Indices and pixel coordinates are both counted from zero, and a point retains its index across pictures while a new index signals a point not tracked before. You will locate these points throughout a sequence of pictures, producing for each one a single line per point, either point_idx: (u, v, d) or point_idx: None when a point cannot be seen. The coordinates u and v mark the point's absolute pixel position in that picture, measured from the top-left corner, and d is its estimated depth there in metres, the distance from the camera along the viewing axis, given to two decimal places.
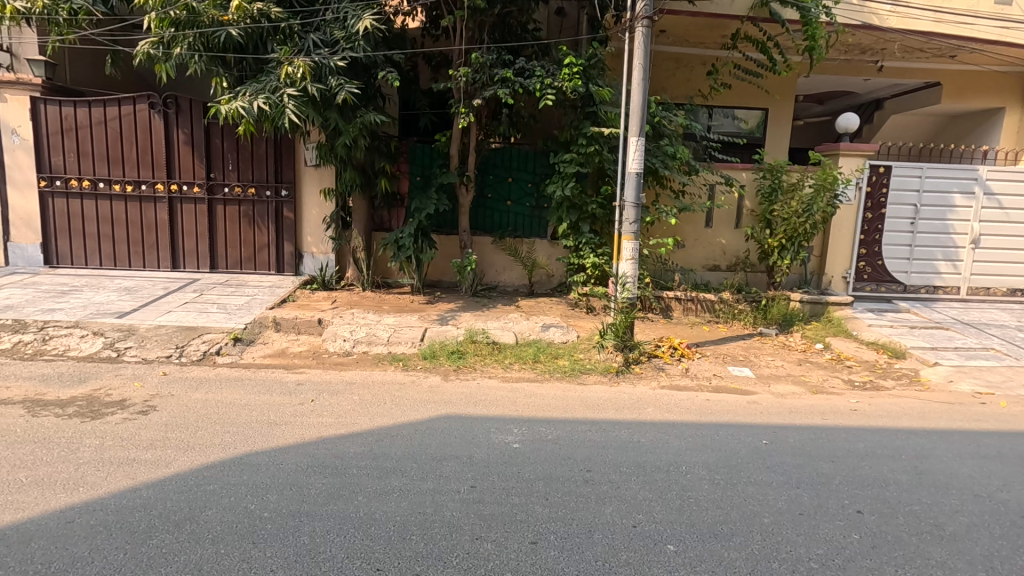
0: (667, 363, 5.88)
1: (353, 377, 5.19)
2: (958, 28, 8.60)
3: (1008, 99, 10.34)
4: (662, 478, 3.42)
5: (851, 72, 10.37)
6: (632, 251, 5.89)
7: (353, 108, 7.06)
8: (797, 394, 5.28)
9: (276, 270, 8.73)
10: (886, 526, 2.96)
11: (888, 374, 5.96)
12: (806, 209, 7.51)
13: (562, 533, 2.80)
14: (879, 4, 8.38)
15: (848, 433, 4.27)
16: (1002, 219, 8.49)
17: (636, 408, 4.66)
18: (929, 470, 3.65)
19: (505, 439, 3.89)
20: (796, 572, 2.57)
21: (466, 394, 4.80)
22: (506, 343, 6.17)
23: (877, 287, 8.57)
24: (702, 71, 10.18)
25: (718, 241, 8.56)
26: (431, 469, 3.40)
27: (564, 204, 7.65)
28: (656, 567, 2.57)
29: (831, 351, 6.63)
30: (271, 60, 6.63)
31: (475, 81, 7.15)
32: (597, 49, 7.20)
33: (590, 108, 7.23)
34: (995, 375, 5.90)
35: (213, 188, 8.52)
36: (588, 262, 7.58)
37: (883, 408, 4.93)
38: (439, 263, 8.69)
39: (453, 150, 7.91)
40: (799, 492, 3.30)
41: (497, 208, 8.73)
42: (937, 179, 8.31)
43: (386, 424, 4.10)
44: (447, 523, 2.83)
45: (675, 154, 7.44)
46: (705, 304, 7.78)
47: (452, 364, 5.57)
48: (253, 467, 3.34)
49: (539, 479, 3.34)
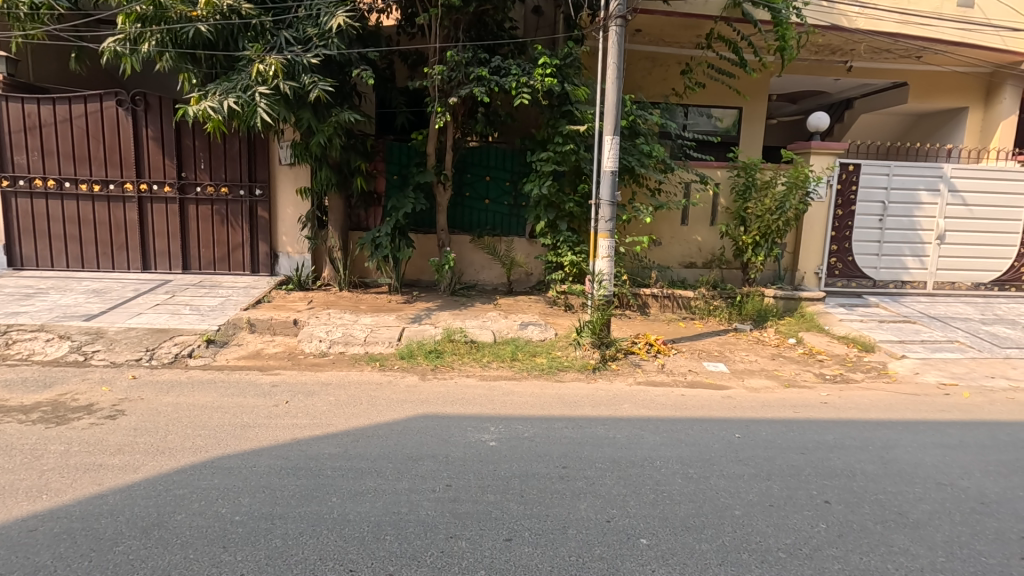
0: (643, 359, 5.96)
1: (329, 377, 5.14)
2: (921, 30, 8.86)
3: (972, 100, 10.68)
4: (636, 473, 3.46)
5: (822, 72, 10.57)
6: (608, 249, 5.94)
7: (327, 106, 6.98)
8: (770, 388, 5.39)
9: (251, 270, 8.60)
10: (852, 515, 3.05)
11: (858, 367, 6.11)
12: (779, 206, 7.65)
13: (537, 529, 2.81)
14: (848, 6, 8.57)
15: (818, 426, 4.37)
16: (966, 216, 8.72)
17: (611, 404, 4.70)
18: (894, 460, 3.76)
19: (482, 437, 3.90)
20: (766, 562, 2.62)
21: (443, 394, 4.79)
22: (484, 342, 6.18)
23: (848, 282, 8.78)
24: (677, 71, 10.30)
25: (694, 238, 8.66)
26: (407, 468, 3.39)
27: (542, 202, 7.70)
28: (629, 561, 2.60)
29: (803, 346, 6.77)
30: (243, 57, 6.54)
31: (450, 80, 7.13)
32: (572, 47, 7.24)
33: (566, 107, 7.25)
34: (959, 367, 6.09)
35: (185, 188, 8.36)
36: (566, 260, 7.62)
37: (852, 400, 5.06)
38: (416, 262, 8.66)
39: (430, 149, 7.86)
40: (770, 484, 3.36)
41: (476, 206, 8.73)
42: (905, 177, 8.53)
43: (363, 425, 4.07)
44: (422, 522, 2.83)
45: (650, 152, 7.51)
46: (680, 301, 7.90)
47: (430, 363, 5.56)
48: (226, 470, 3.29)
49: (515, 476, 3.35)
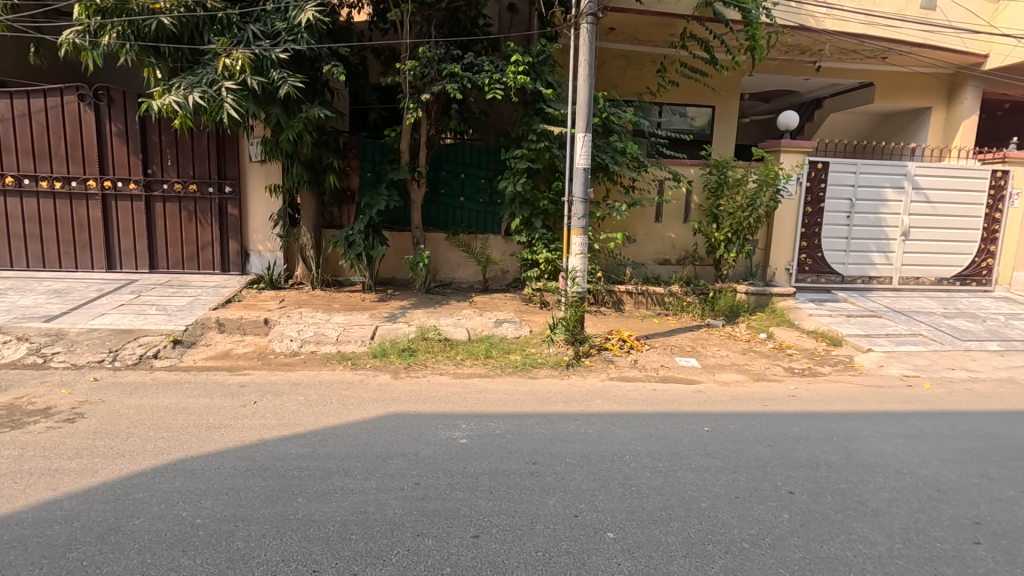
0: (617, 355, 6.01)
1: (299, 377, 5.07)
2: (885, 31, 9.11)
3: (935, 100, 11.00)
4: (606, 467, 3.48)
5: (792, 72, 10.74)
6: (581, 246, 5.97)
7: (297, 102, 6.88)
8: (739, 382, 5.49)
9: (220, 270, 8.44)
10: (815, 504, 3.11)
11: (826, 361, 6.25)
12: (750, 204, 7.77)
13: (505, 526, 2.81)
14: (815, 7, 8.76)
15: (785, 418, 4.46)
16: (929, 213, 8.96)
17: (584, 400, 4.73)
18: (857, 450, 3.85)
19: (453, 435, 3.89)
20: (730, 552, 2.66)
21: (416, 392, 4.76)
22: (458, 339, 6.16)
23: (817, 278, 8.96)
24: (651, 70, 10.37)
25: (667, 235, 8.76)
26: (376, 467, 3.36)
27: (517, 199, 7.71)
28: (596, 554, 2.61)
29: (773, 340, 6.88)
30: (208, 51, 6.40)
31: (423, 76, 7.10)
32: (545, 44, 7.25)
33: (540, 104, 7.26)
34: (921, 360, 6.27)
35: (151, 185, 8.16)
36: (541, 257, 7.65)
37: (819, 393, 5.16)
38: (391, 261, 8.60)
39: (404, 145, 7.81)
40: (736, 476, 3.41)
41: (451, 204, 8.71)
42: (871, 175, 8.73)
43: (332, 424, 4.02)
44: (389, 521, 2.81)
45: (624, 149, 7.55)
46: (654, 298, 7.99)
47: (403, 361, 5.52)
48: (188, 472, 3.22)
49: (485, 474, 3.34)
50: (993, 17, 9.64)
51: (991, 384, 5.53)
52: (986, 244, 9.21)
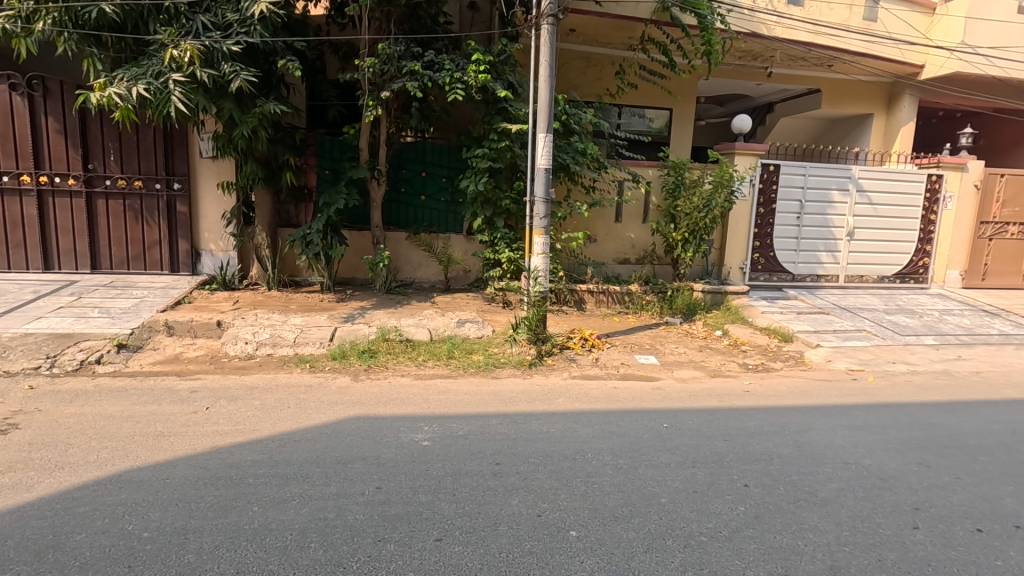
0: (578, 354, 6.07)
1: (255, 381, 4.91)
2: (831, 40, 9.55)
3: (877, 106, 11.57)
4: (568, 466, 3.52)
5: (746, 77, 11.09)
6: (543, 246, 6.00)
7: (251, 96, 6.66)
8: (697, 378, 5.63)
9: (169, 270, 8.08)
10: (769, 496, 3.22)
11: (778, 356, 6.49)
12: (706, 205, 7.97)
13: (467, 528, 2.80)
14: (767, 15, 9.10)
15: (740, 413, 4.60)
16: (872, 215, 9.40)
17: (547, 399, 4.76)
18: (808, 443, 4.01)
19: (415, 437, 3.84)
20: (688, 546, 2.72)
21: (377, 394, 4.69)
22: (420, 340, 6.10)
23: (769, 276, 9.29)
24: (610, 71, 10.52)
25: (627, 235, 8.91)
26: (336, 472, 3.29)
27: (479, 199, 7.70)
28: (559, 554, 2.63)
29: (728, 337, 7.10)
30: (154, 42, 6.11)
31: (383, 73, 6.97)
32: (506, 44, 7.26)
33: (501, 103, 7.24)
34: (865, 354, 6.58)
35: (92, 181, 7.74)
36: (503, 256, 7.67)
37: (771, 388, 5.36)
38: (350, 260, 8.44)
39: (363, 143, 7.68)
40: (695, 472, 3.50)
41: (412, 202, 8.63)
42: (819, 178, 9.11)
43: (290, 429, 3.91)
44: (349, 527, 2.75)
45: (584, 150, 7.62)
46: (615, 296, 8.12)
47: (363, 364, 5.42)
48: (134, 484, 3.07)
49: (448, 476, 3.32)
50: (929, 29, 10.25)
51: (928, 376, 5.87)
52: (924, 244, 9.74)
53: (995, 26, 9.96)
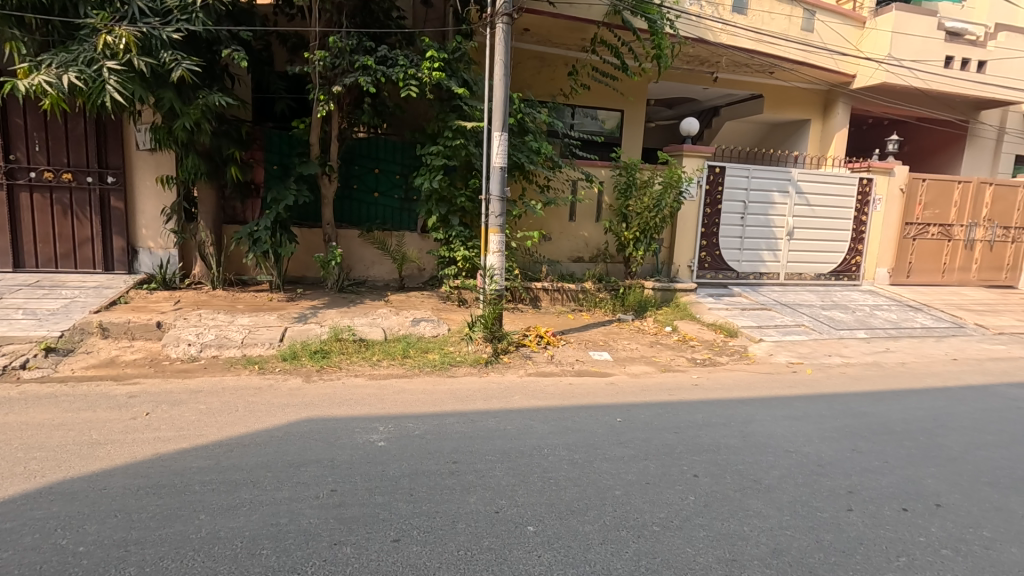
0: (534, 351, 6.13)
1: (200, 384, 4.71)
2: (772, 48, 10.00)
3: (814, 113, 12.20)
4: (525, 462, 3.55)
5: (693, 81, 11.46)
6: (499, 244, 6.02)
7: (193, 87, 6.37)
8: (648, 373, 5.80)
9: (102, 268, 7.62)
10: (717, 485, 3.36)
11: (724, 351, 6.76)
12: (656, 205, 8.20)
13: (425, 527, 2.78)
14: (713, 22, 9.45)
15: (689, 406, 4.77)
16: (810, 215, 9.91)
17: (503, 396, 4.79)
18: (752, 433, 4.21)
19: (371, 438, 3.78)
20: (642, 537, 2.80)
21: (330, 395, 4.59)
22: (374, 340, 6.01)
23: (715, 274, 9.64)
24: (564, 72, 10.65)
25: (581, 234, 9.05)
26: (288, 476, 3.21)
27: (433, 196, 7.62)
28: (517, 549, 2.65)
29: (677, 333, 7.33)
30: (84, 26, 5.77)
31: (334, 67, 6.82)
32: (460, 41, 7.23)
33: (456, 101, 7.22)
34: (804, 348, 6.95)
35: (14, 173, 7.21)
36: (458, 255, 7.66)
37: (718, 381, 5.58)
38: (300, 258, 8.21)
39: (314, 138, 7.48)
40: (647, 464, 3.61)
41: (365, 199, 8.48)
42: (761, 180, 9.53)
43: (238, 433, 3.78)
44: (303, 531, 2.69)
45: (539, 149, 7.68)
46: (569, 294, 8.24)
47: (315, 364, 5.29)
48: (68, 496, 2.90)
49: (405, 476, 3.29)
50: (859, 42, 10.89)
51: (860, 368, 6.26)
52: (855, 243, 10.36)
53: (918, 40, 10.72)
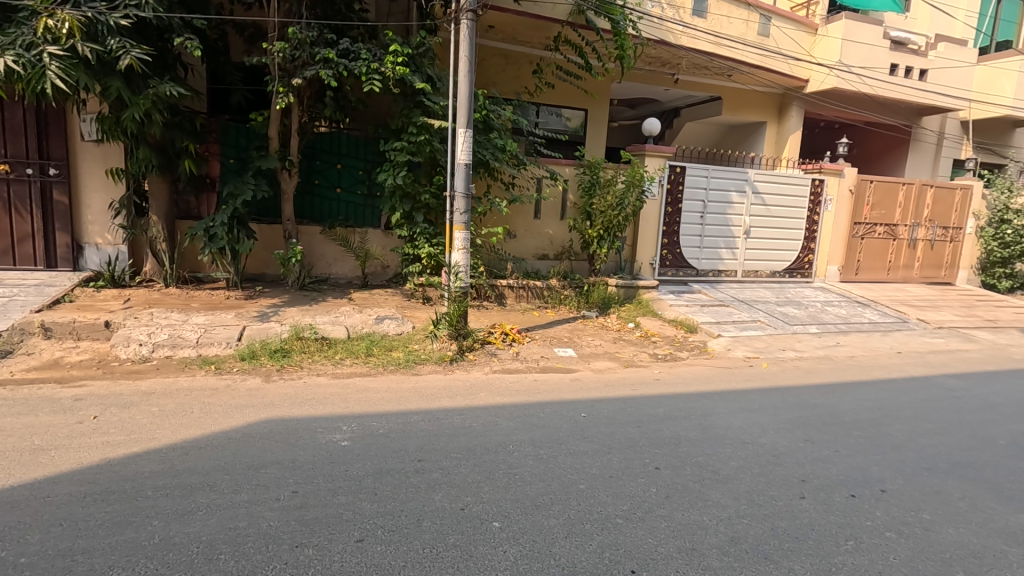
0: (499, 349, 6.15)
1: (152, 386, 4.53)
2: (730, 52, 10.27)
3: (769, 115, 12.60)
4: (491, 459, 3.56)
5: (655, 82, 11.67)
6: (463, 241, 6.01)
7: (143, 76, 6.10)
8: (612, 368, 5.90)
9: (44, 265, 7.23)
10: (678, 477, 3.45)
11: (685, 346, 6.93)
12: (619, 203, 8.34)
13: (390, 526, 2.76)
14: (674, 24, 9.64)
15: (651, 400, 4.88)
16: (766, 215, 10.24)
17: (469, 394, 4.79)
18: (711, 425, 4.33)
19: (333, 438, 3.72)
20: (605, 529, 2.85)
21: (291, 395, 4.49)
22: (337, 338, 5.90)
23: (676, 271, 9.86)
24: (529, 70, 10.68)
25: (546, 231, 9.10)
26: (248, 479, 3.12)
27: (397, 192, 7.52)
28: (482, 545, 2.66)
29: (640, 329, 7.48)
30: (22, 8, 5.45)
31: (293, 59, 6.66)
32: (425, 37, 7.17)
33: (420, 96, 7.14)
34: (760, 343, 7.19)
35: None
36: (423, 252, 7.59)
37: (679, 376, 5.72)
38: (258, 255, 7.99)
39: (273, 132, 7.28)
40: (610, 457, 3.67)
41: (327, 195, 8.30)
42: (720, 180, 9.79)
43: (193, 436, 3.65)
44: (263, 535, 2.63)
45: (504, 147, 7.67)
46: (534, 291, 8.27)
47: (275, 364, 5.16)
48: (7, 505, 2.74)
49: (368, 475, 3.24)
50: (811, 48, 11.31)
51: (812, 361, 6.52)
52: (808, 242, 10.77)
53: (866, 48, 11.21)
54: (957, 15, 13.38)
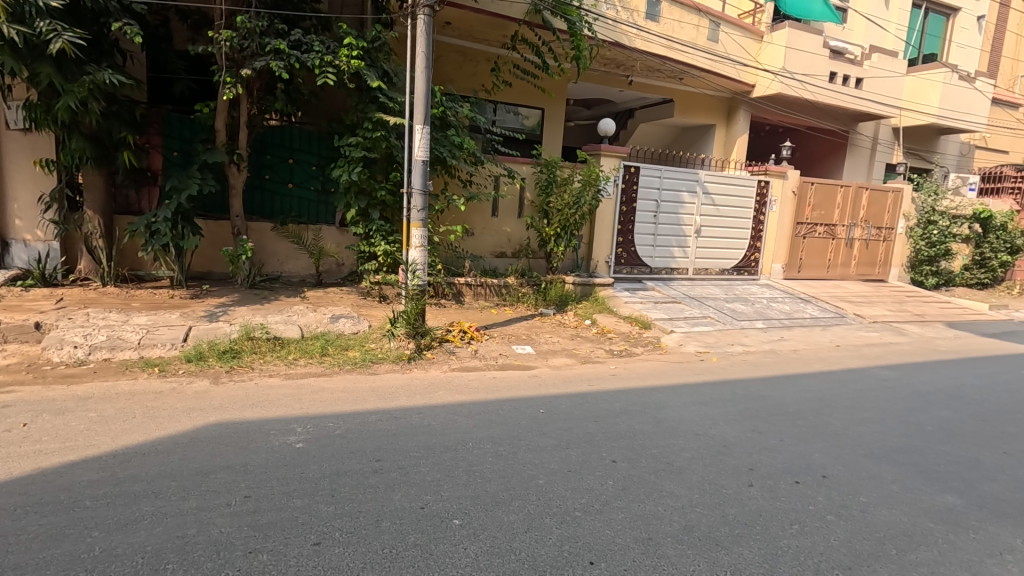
0: (457, 346, 6.14)
1: (89, 390, 4.29)
2: (681, 55, 10.58)
3: (718, 119, 13.04)
4: (450, 457, 3.55)
5: (610, 83, 11.88)
6: (421, 239, 5.95)
7: (77, 62, 5.75)
8: (569, 364, 5.98)
9: None
10: (633, 469, 3.54)
11: (639, 342, 7.10)
12: (575, 202, 8.46)
13: (348, 528, 2.71)
14: (628, 27, 9.83)
15: (608, 395, 4.98)
16: (715, 215, 10.60)
17: (427, 392, 4.75)
18: (665, 418, 4.46)
19: (288, 440, 3.62)
20: (564, 522, 2.90)
21: (242, 397, 4.34)
22: (290, 338, 5.74)
23: (631, 269, 10.09)
24: (486, 68, 10.67)
25: (503, 229, 9.13)
26: (197, 484, 3.01)
27: (352, 189, 7.37)
28: (443, 543, 2.65)
29: (596, 326, 7.61)
30: None
31: (242, 49, 6.42)
32: (380, 31, 7.06)
33: (375, 92, 7.01)
34: (710, 338, 7.45)
35: None
36: (379, 250, 7.46)
37: (634, 370, 5.87)
38: (205, 252, 7.67)
39: (220, 123, 6.99)
40: (569, 452, 3.73)
41: (278, 190, 8.06)
42: (672, 181, 10.05)
43: (136, 442, 3.48)
44: (213, 542, 2.53)
45: (462, 144, 7.61)
46: (492, 289, 8.28)
47: (224, 365, 4.97)
48: None
49: (325, 477, 3.18)
50: (757, 55, 11.82)
51: (758, 355, 6.82)
52: (754, 241, 11.22)
53: (807, 56, 11.76)
54: (889, 27, 14.19)
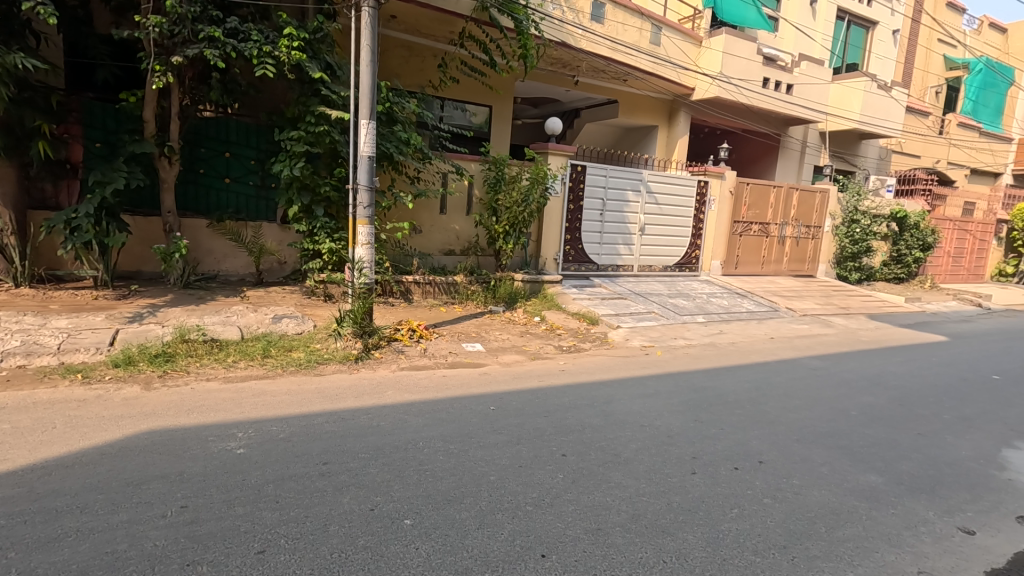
0: (406, 345, 6.05)
1: (3, 400, 3.95)
2: (625, 57, 10.84)
3: (660, 120, 13.43)
4: (400, 457, 3.50)
5: (556, 83, 12.01)
6: (367, 236, 5.82)
7: None
8: (519, 361, 6.02)
9: None
10: (583, 462, 3.61)
11: (587, 338, 7.24)
12: (524, 200, 8.49)
13: (294, 534, 2.63)
14: (573, 28, 9.99)
15: (558, 391, 5.04)
16: (658, 213, 10.93)
17: (376, 392, 4.66)
18: (613, 411, 4.56)
19: (228, 446, 3.47)
20: (516, 517, 2.92)
21: (177, 402, 4.12)
22: (229, 340, 5.50)
23: (578, 266, 10.25)
24: (433, 63, 10.55)
25: (452, 227, 9.10)
26: (128, 496, 2.83)
27: (294, 184, 7.13)
28: (395, 545, 2.61)
29: (545, 322, 7.70)
30: None
31: (172, 35, 6.08)
32: (323, 22, 6.85)
33: (318, 84, 6.81)
34: (655, 332, 7.69)
35: None
36: (323, 247, 7.24)
37: (582, 365, 5.98)
38: (133, 250, 7.21)
39: (149, 114, 6.59)
40: (519, 448, 3.75)
41: (214, 185, 7.70)
42: (617, 180, 10.27)
43: (57, 454, 3.24)
44: (147, 556, 2.40)
45: (408, 140, 7.51)
46: (441, 287, 8.22)
47: (156, 369, 4.70)
48: None
49: (269, 483, 3.07)
50: (697, 59, 12.26)
51: (699, 348, 7.09)
52: (695, 239, 11.64)
53: (743, 62, 12.30)
54: (815, 37, 15.07)
